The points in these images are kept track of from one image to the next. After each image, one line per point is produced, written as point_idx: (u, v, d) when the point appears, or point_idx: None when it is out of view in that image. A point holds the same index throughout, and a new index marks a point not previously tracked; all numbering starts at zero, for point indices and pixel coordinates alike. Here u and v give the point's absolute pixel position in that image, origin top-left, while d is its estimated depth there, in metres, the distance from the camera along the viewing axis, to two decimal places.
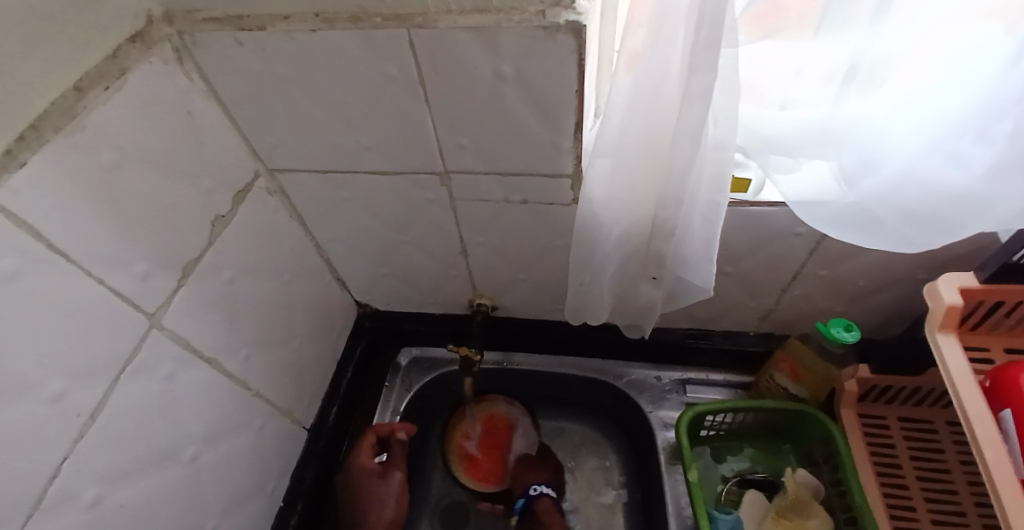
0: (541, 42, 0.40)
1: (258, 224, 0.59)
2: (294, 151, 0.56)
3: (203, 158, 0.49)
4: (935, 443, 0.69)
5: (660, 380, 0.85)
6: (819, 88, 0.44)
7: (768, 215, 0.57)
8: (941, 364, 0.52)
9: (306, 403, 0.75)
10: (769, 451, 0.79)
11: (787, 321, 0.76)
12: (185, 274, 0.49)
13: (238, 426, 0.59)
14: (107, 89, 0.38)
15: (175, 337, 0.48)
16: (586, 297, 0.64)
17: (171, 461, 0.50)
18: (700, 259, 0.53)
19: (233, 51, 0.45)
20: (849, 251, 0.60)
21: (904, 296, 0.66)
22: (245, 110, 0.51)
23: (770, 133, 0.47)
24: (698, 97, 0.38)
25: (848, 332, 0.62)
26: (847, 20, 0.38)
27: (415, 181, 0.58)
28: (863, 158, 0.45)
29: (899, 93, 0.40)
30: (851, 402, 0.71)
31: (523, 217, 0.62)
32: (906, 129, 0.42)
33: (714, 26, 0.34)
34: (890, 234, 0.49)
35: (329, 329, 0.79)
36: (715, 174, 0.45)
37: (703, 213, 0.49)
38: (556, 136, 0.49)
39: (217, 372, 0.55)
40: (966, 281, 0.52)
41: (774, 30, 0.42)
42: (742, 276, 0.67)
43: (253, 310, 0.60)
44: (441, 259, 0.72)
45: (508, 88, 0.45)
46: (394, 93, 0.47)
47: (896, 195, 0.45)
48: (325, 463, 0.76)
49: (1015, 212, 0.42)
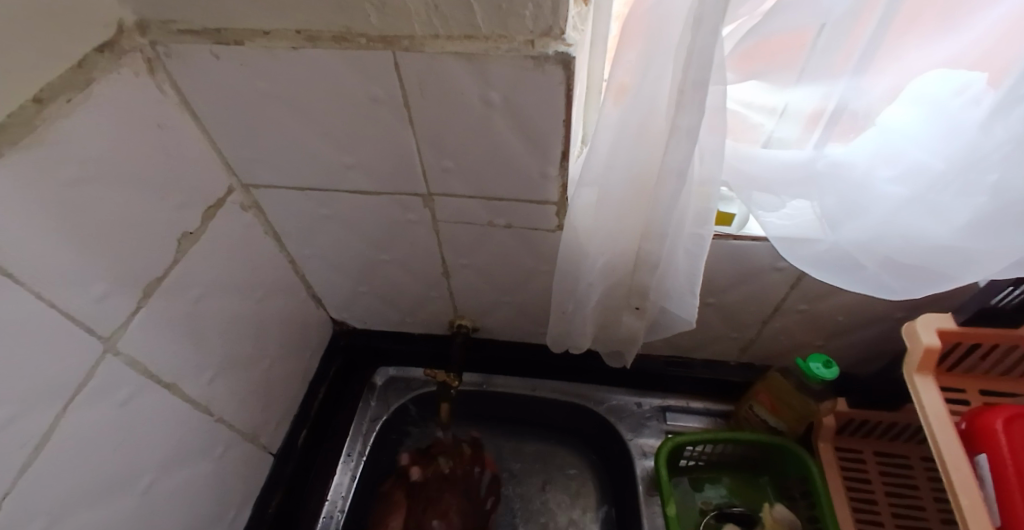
0: (531, 72, 0.39)
1: (231, 239, 0.57)
2: (271, 166, 0.54)
3: (174, 171, 0.47)
4: (910, 480, 0.69)
5: (640, 407, 0.84)
6: (801, 131, 0.44)
7: (752, 250, 0.57)
8: (919, 406, 0.52)
9: (274, 426, 0.72)
10: (746, 483, 0.78)
11: (767, 353, 0.76)
12: (147, 292, 0.46)
13: (199, 452, 0.57)
14: (69, 101, 0.36)
15: (132, 362, 0.46)
16: (569, 324, 0.63)
17: (125, 491, 0.47)
18: (683, 292, 0.52)
19: (210, 64, 0.43)
20: (831, 288, 0.60)
21: (882, 333, 0.67)
22: (221, 124, 0.49)
23: (755, 170, 0.46)
24: (685, 134, 0.38)
25: (827, 369, 0.62)
26: (830, 68, 0.39)
27: (397, 201, 0.56)
28: (845, 202, 0.45)
29: (883, 140, 0.41)
30: (828, 436, 0.70)
31: (506, 241, 0.61)
32: (887, 176, 0.42)
33: (702, 66, 0.34)
34: (869, 278, 0.49)
35: (302, 348, 0.76)
36: (701, 208, 0.44)
37: (686, 247, 0.48)
38: (542, 165, 0.48)
39: (178, 396, 0.52)
40: (945, 323, 0.52)
41: (764, 71, 0.41)
42: (724, 307, 0.67)
43: (221, 329, 0.57)
44: (421, 279, 0.70)
45: (495, 115, 0.44)
46: (378, 114, 0.46)
47: (878, 240, 0.45)
48: (290, 489, 0.74)
49: (994, 267, 0.42)
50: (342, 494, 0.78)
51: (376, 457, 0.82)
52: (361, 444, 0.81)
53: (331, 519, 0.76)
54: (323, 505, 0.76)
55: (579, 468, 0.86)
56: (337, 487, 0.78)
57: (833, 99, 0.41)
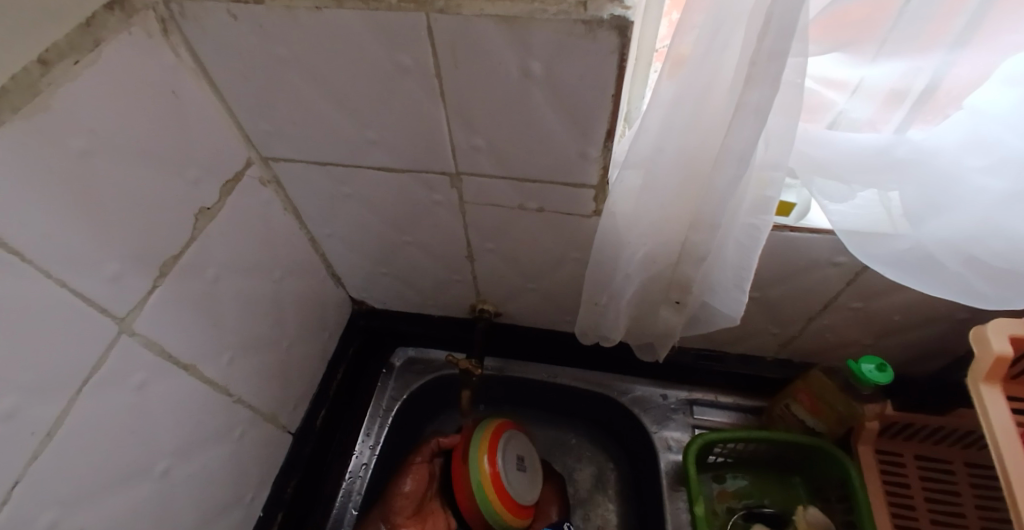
0: (580, 39, 0.35)
1: (249, 216, 0.54)
2: (291, 140, 0.51)
3: (188, 143, 0.44)
4: (951, 486, 0.64)
5: (666, 398, 0.81)
6: (878, 112, 0.39)
7: (807, 243, 0.52)
8: (983, 418, 0.47)
9: (293, 407, 0.70)
10: (776, 484, 0.75)
11: (808, 350, 0.71)
12: (163, 272, 0.44)
13: (217, 434, 0.55)
14: (77, 63, 0.33)
15: (148, 344, 0.44)
16: (601, 316, 0.61)
17: (142, 475, 0.46)
18: (728, 286, 0.49)
19: (226, 26, 0.40)
20: (891, 286, 0.55)
21: (939, 335, 0.62)
22: (238, 92, 0.46)
23: (824, 155, 0.41)
24: (752, 113, 0.33)
25: (880, 372, 0.58)
26: (918, 41, 0.34)
27: (423, 181, 0.53)
28: (927, 195, 0.41)
29: (974, 124, 0.37)
30: (870, 439, 0.66)
31: (537, 226, 0.57)
32: (981, 165, 0.38)
33: (781, 34, 0.29)
34: (952, 279, 0.44)
35: (322, 328, 0.74)
36: (758, 197, 0.40)
37: (738, 239, 0.44)
38: (583, 145, 0.44)
39: (195, 379, 0.51)
40: (1016, 328, 0.47)
41: (844, 42, 0.35)
42: (768, 301, 0.63)
43: (238, 309, 0.55)
44: (445, 263, 0.67)
45: (535, 88, 0.40)
46: (406, 85, 0.42)
47: (965, 238, 0.41)
48: (308, 470, 0.73)
49: None
50: (359, 476, 0.77)
51: (393, 439, 0.81)
52: (379, 425, 0.80)
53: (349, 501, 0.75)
54: (341, 484, 0.77)
55: (597, 459, 0.84)
56: (356, 465, 0.78)
57: (921, 76, 0.36)
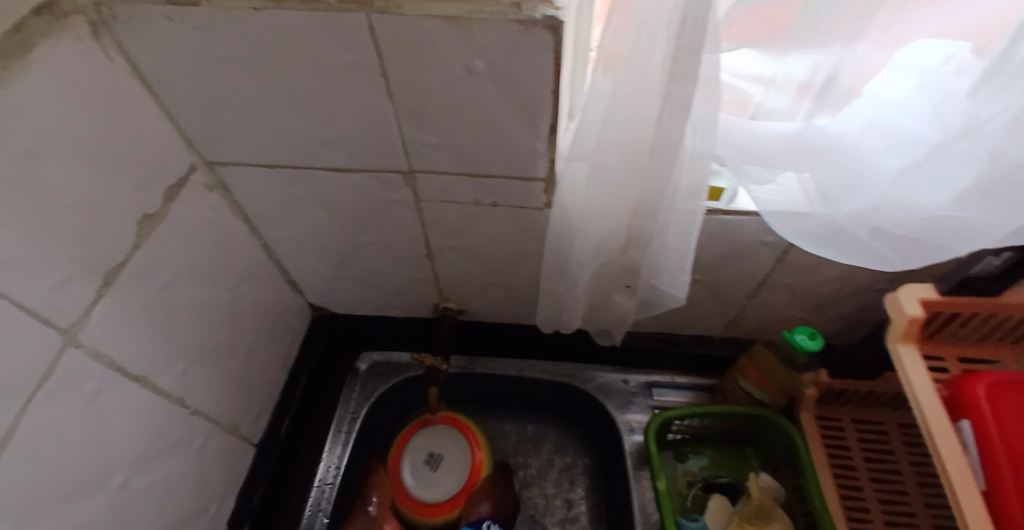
0: (518, 37, 0.37)
1: (197, 222, 0.53)
2: (237, 141, 0.50)
3: (129, 148, 0.44)
4: (886, 444, 0.70)
5: (628, 383, 0.84)
6: (791, 101, 0.42)
7: (739, 225, 0.56)
8: (903, 378, 0.51)
9: (254, 416, 0.69)
10: (729, 456, 0.79)
11: (752, 327, 0.76)
12: (109, 281, 0.43)
13: (175, 445, 0.54)
14: (8, 70, 0.32)
15: (97, 355, 0.43)
16: (559, 305, 0.63)
17: (97, 488, 0.45)
18: (674, 269, 0.52)
19: (166, 30, 0.39)
20: (815, 262, 0.60)
21: (865, 305, 0.67)
22: (179, 95, 0.46)
23: (746, 143, 0.45)
24: (679, 104, 0.36)
25: (812, 340, 0.62)
26: (818, 40, 0.37)
27: (378, 180, 0.54)
28: (838, 174, 0.45)
29: (877, 111, 0.41)
30: (810, 407, 0.70)
31: (492, 221, 0.59)
32: (882, 147, 0.42)
33: (698, 29, 0.32)
34: (866, 251, 0.49)
35: (280, 335, 0.74)
36: (693, 184, 0.43)
37: (678, 224, 0.47)
38: (531, 138, 0.46)
39: (148, 390, 0.49)
40: (926, 292, 0.51)
41: (759, 37, 0.39)
42: (711, 282, 0.67)
43: (193, 316, 0.54)
44: (405, 262, 0.68)
45: (480, 84, 0.41)
46: (352, 83, 0.43)
47: (870, 212, 0.45)
48: (274, 480, 0.73)
49: (999, 236, 0.41)
50: (328, 484, 0.78)
51: (362, 443, 0.82)
52: (346, 433, 0.81)
53: (318, 508, 0.76)
54: (309, 492, 0.77)
55: (569, 461, 0.84)
56: (325, 473, 0.78)
57: (822, 70, 0.39)
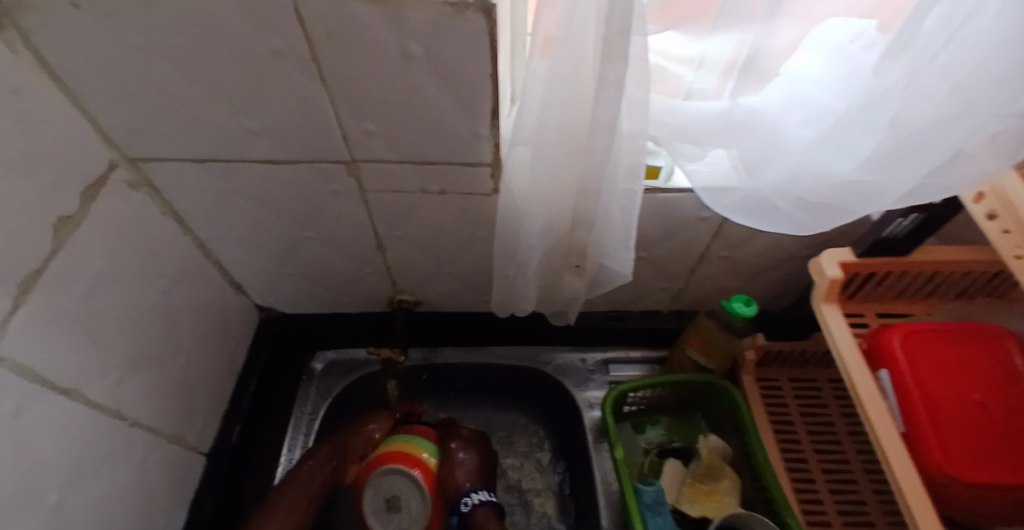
0: (452, 19, 0.37)
1: (121, 223, 0.50)
2: (161, 135, 0.48)
3: (38, 146, 0.41)
4: (819, 399, 0.76)
5: (585, 362, 0.87)
6: (717, 83, 0.45)
7: (678, 202, 0.59)
8: (828, 335, 0.55)
9: (201, 424, 0.66)
10: (681, 423, 0.83)
11: (696, 299, 0.80)
12: (25, 289, 0.40)
13: (114, 459, 0.51)
14: None
15: (18, 369, 0.40)
16: (511, 288, 0.64)
17: (29, 510, 0.42)
18: (618, 247, 0.54)
19: (71, 17, 0.37)
20: (747, 233, 0.64)
21: (794, 272, 0.72)
22: (92, 87, 0.43)
23: (678, 123, 0.47)
24: (613, 86, 0.37)
25: (747, 307, 0.66)
26: (743, 19, 0.39)
27: (318, 170, 0.52)
28: (760, 147, 0.47)
29: (793, 87, 0.44)
30: (751, 370, 0.76)
31: (439, 208, 0.59)
32: (799, 120, 0.45)
33: (625, 12, 0.33)
34: (790, 218, 0.52)
35: (225, 338, 0.71)
36: (631, 163, 0.45)
37: (620, 203, 0.49)
38: (473, 123, 0.46)
39: (79, 403, 0.47)
40: (844, 256, 0.56)
41: (685, 18, 0.41)
42: (655, 259, 0.70)
43: (123, 323, 0.51)
44: (353, 255, 0.67)
45: (417, 69, 0.41)
46: (282, 70, 0.41)
47: (789, 181, 0.48)
48: (227, 489, 0.70)
49: (896, 197, 0.45)
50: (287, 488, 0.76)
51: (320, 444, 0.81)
52: (304, 434, 0.80)
53: None
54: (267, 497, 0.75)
55: (530, 443, 0.86)
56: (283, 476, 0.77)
57: (744, 50, 0.41)
